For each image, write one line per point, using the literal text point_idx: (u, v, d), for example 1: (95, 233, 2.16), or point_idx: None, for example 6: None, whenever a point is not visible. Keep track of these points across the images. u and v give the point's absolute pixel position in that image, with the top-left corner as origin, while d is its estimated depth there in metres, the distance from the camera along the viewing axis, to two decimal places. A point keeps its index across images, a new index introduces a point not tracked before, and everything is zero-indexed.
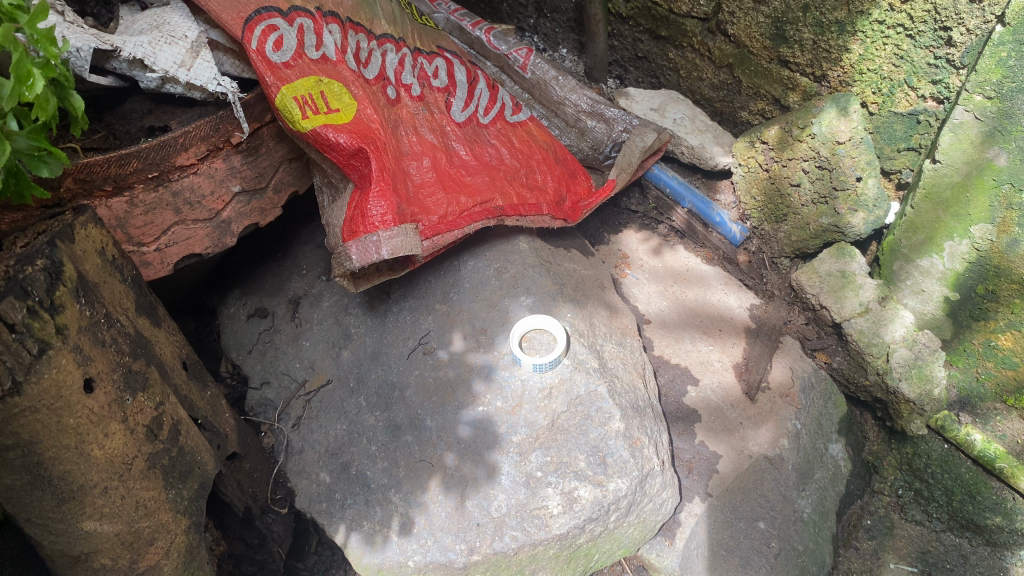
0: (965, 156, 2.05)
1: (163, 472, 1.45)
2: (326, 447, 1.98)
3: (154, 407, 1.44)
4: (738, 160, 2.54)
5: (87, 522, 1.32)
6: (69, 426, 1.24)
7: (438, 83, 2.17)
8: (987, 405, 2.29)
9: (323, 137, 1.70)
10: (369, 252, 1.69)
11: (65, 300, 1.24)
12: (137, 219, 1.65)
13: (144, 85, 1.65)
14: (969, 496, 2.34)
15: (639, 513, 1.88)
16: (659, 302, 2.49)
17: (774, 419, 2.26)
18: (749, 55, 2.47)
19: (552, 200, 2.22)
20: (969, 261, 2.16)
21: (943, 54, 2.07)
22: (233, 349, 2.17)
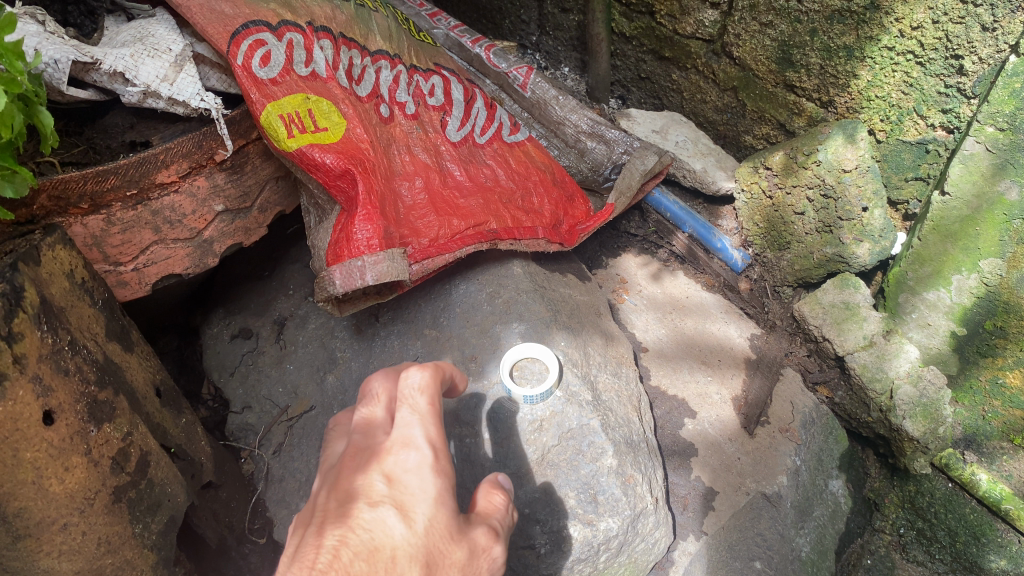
0: (974, 189, 1.99)
1: (129, 506, 1.38)
2: (307, 476, 1.93)
3: (121, 438, 1.37)
4: (741, 186, 2.46)
5: (44, 561, 1.24)
6: (25, 460, 1.17)
7: (434, 101, 2.10)
8: (992, 444, 2.22)
9: (309, 157, 1.64)
10: (353, 277, 1.63)
11: (24, 328, 1.17)
12: (114, 238, 1.59)
13: (126, 100, 1.60)
14: (973, 538, 2.27)
15: (630, 553, 1.83)
16: (656, 329, 2.43)
17: (773, 455, 2.19)
18: (754, 79, 2.41)
19: (548, 224, 2.15)
20: (978, 296, 2.09)
21: (954, 83, 2.00)
22: (215, 372, 2.12)
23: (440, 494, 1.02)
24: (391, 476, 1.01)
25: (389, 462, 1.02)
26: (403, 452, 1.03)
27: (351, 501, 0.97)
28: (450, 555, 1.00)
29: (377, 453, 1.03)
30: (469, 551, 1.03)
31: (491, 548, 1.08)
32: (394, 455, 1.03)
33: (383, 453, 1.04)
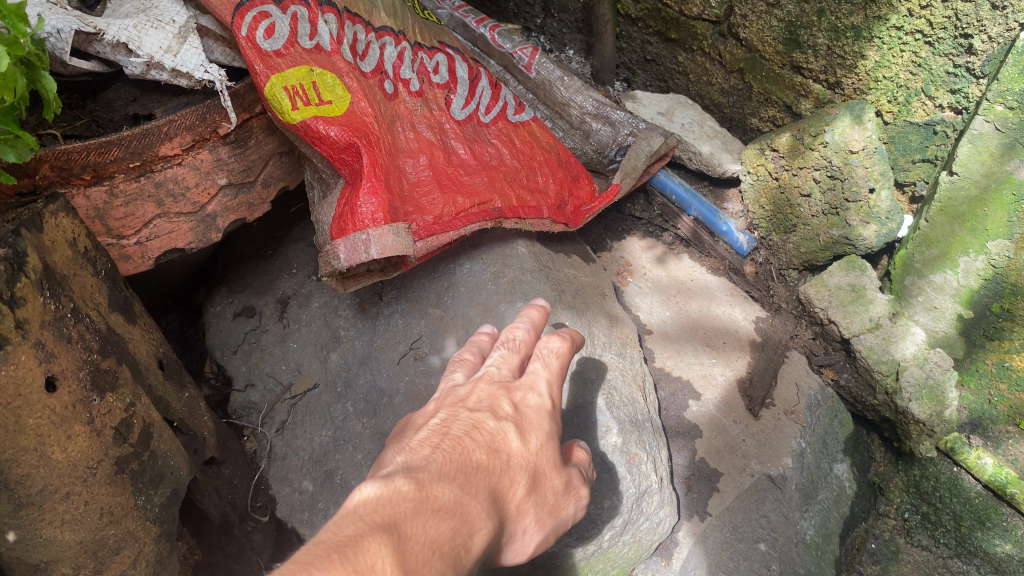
0: (983, 169, 1.97)
1: (132, 477, 1.37)
2: (309, 454, 1.93)
3: (124, 408, 1.36)
4: (747, 168, 2.45)
5: (46, 530, 1.24)
6: (27, 426, 1.16)
7: (439, 79, 2.09)
8: (998, 427, 2.20)
9: (314, 130, 1.63)
10: (358, 251, 1.62)
11: (26, 293, 1.16)
12: (117, 210, 1.58)
13: (130, 71, 1.58)
14: (978, 522, 2.25)
15: (634, 532, 1.84)
16: (661, 312, 2.41)
17: (778, 437, 2.18)
18: (761, 60, 2.40)
19: (553, 203, 2.13)
20: (985, 278, 2.07)
21: (962, 62, 1.99)
22: (217, 349, 2.11)
23: (551, 433, 1.12)
24: (515, 404, 1.13)
25: (516, 395, 1.14)
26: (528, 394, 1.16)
27: (478, 410, 1.09)
28: (549, 481, 1.10)
29: (508, 385, 1.16)
30: (563, 489, 1.12)
31: (579, 496, 1.16)
32: (519, 394, 1.15)
33: (511, 387, 1.16)
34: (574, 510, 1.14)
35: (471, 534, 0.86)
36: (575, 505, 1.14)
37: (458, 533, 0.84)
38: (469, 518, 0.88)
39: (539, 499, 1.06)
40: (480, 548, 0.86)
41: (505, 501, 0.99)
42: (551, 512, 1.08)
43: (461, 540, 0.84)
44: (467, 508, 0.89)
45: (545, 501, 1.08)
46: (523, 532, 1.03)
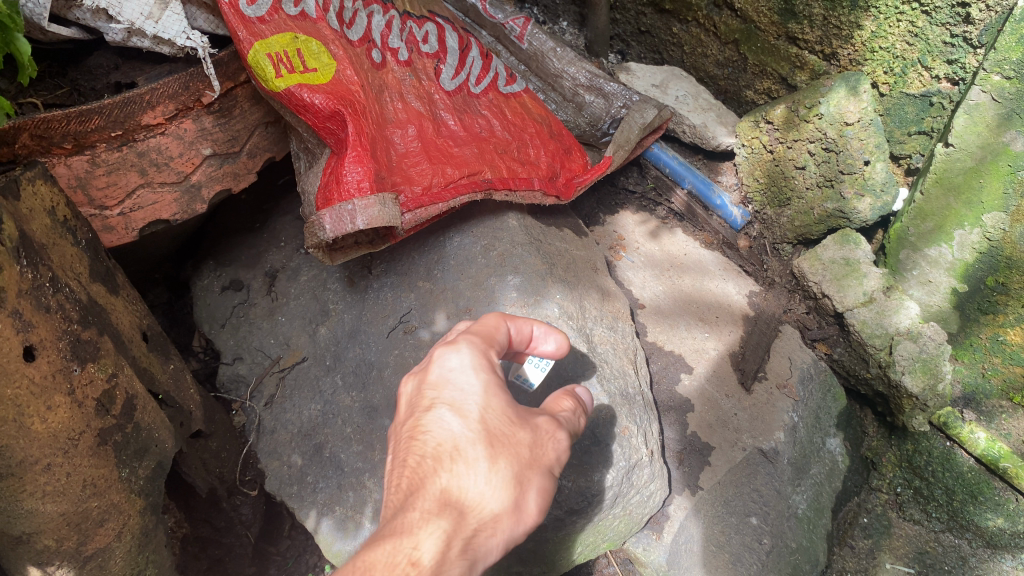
0: (979, 140, 1.94)
1: (115, 449, 1.36)
2: (299, 428, 1.90)
3: (106, 379, 1.35)
4: (741, 141, 2.43)
5: (28, 501, 1.22)
6: (6, 397, 1.14)
7: (428, 48, 2.06)
8: (992, 402, 2.20)
9: (298, 97, 1.60)
10: (344, 222, 1.58)
11: (2, 261, 1.14)
12: (99, 180, 1.55)
13: (110, 38, 1.56)
14: (970, 496, 2.25)
15: (625, 505, 1.85)
16: (653, 286, 2.39)
17: (771, 411, 2.17)
18: (756, 31, 2.36)
19: (544, 175, 2.10)
20: (979, 252, 2.06)
21: (959, 32, 1.95)
22: (205, 323, 2.10)
23: (487, 389, 1.12)
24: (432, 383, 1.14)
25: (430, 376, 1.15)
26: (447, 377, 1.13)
27: (408, 420, 1.12)
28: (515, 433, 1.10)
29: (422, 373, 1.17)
30: (534, 433, 1.12)
31: (558, 433, 1.15)
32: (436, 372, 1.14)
33: (428, 369, 1.17)
34: (559, 450, 1.14)
35: (416, 546, 0.93)
36: (555, 443, 1.13)
37: (398, 553, 0.91)
38: (411, 535, 0.94)
39: (507, 457, 1.07)
40: (430, 554, 0.92)
41: (460, 485, 1.02)
42: (532, 461, 1.09)
43: (402, 559, 0.91)
44: (407, 527, 0.95)
45: (514, 451, 1.08)
46: (497, 503, 1.03)
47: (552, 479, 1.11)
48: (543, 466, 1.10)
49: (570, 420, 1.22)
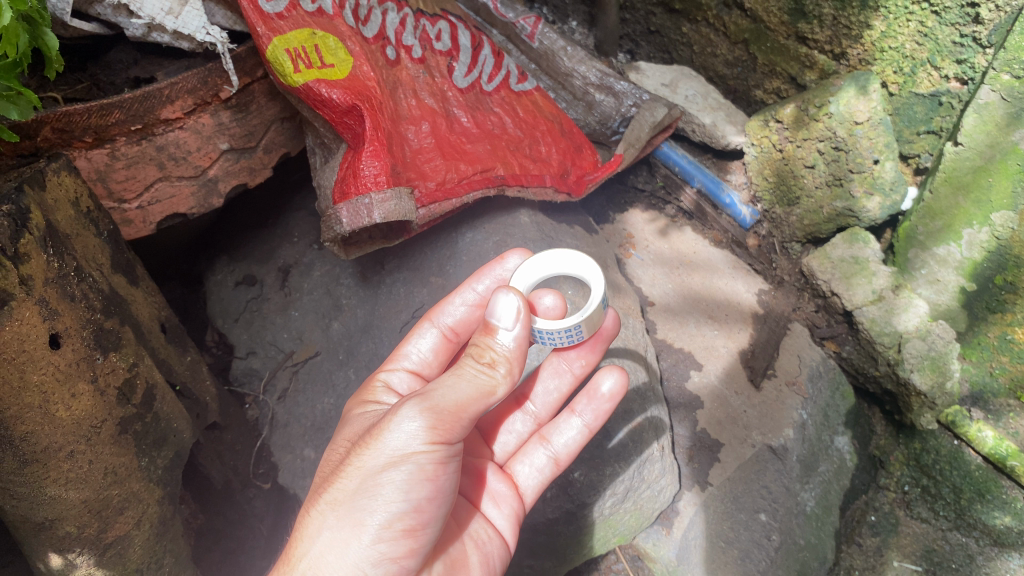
0: (987, 139, 1.96)
1: (135, 438, 1.38)
2: (312, 422, 1.95)
3: (127, 368, 1.37)
4: (751, 140, 2.43)
5: (51, 488, 1.23)
6: (32, 383, 1.15)
7: (441, 46, 2.07)
8: (999, 401, 2.14)
9: (316, 92, 1.62)
10: (361, 216, 1.62)
11: (30, 250, 1.16)
12: (118, 173, 1.57)
13: (131, 33, 1.57)
14: (978, 495, 2.20)
15: (635, 500, 1.89)
16: (663, 284, 2.42)
17: (780, 408, 2.18)
18: (766, 31, 2.37)
19: (555, 172, 2.12)
20: (988, 250, 2.04)
21: (969, 32, 1.94)
22: (219, 318, 2.13)
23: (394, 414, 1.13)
24: None
25: None
26: (362, 404, 1.30)
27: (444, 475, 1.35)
28: None
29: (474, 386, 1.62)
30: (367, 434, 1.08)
31: (399, 412, 1.03)
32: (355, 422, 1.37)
33: None
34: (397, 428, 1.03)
35: None
36: (394, 432, 1.02)
37: None
38: None
39: (326, 487, 1.06)
40: None
41: None
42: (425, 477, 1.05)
43: None
44: None
45: None
46: (326, 534, 1.02)
47: (399, 469, 1.02)
48: (374, 462, 1.03)
49: (479, 369, 1.06)
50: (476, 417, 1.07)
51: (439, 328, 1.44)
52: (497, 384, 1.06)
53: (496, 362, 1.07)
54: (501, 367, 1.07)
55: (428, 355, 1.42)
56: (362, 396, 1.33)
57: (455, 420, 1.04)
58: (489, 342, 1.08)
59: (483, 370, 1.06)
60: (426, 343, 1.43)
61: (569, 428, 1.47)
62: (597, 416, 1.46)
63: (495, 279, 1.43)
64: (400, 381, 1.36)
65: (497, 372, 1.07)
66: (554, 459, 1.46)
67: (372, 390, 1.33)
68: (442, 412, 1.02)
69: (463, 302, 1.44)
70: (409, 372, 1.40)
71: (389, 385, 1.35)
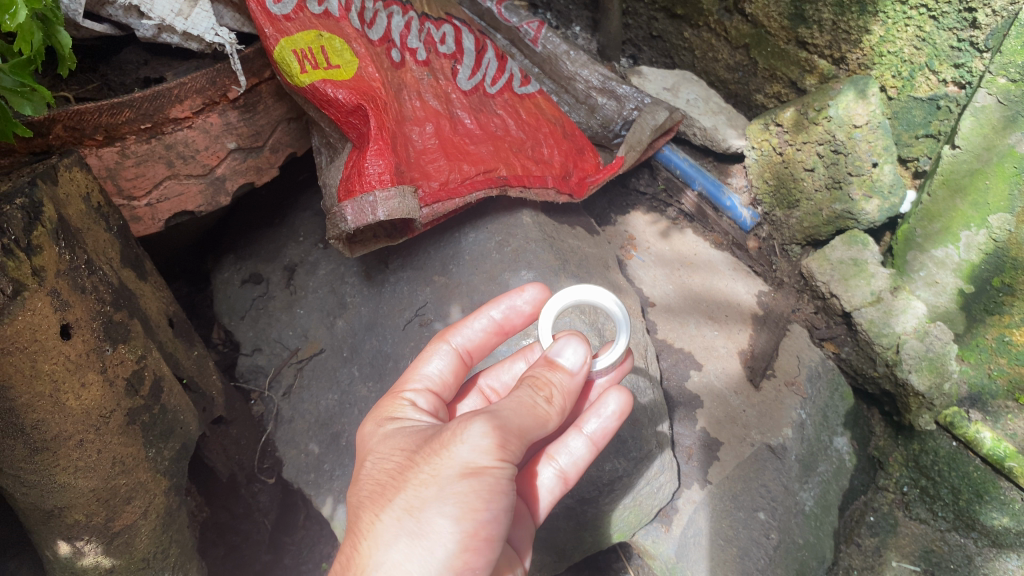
0: (985, 142, 1.96)
1: (143, 429, 1.41)
2: (316, 417, 1.98)
3: (135, 360, 1.40)
4: (752, 143, 2.45)
5: (61, 475, 1.26)
6: (43, 372, 1.18)
7: (445, 49, 2.11)
8: (997, 403, 2.15)
9: (322, 92, 1.65)
10: (365, 213, 1.64)
11: (43, 242, 1.19)
12: (128, 170, 1.60)
13: (141, 34, 1.60)
14: (976, 496, 2.21)
15: (635, 496, 1.91)
16: (663, 285, 2.44)
17: (778, 408, 2.21)
18: (766, 36, 2.40)
19: (557, 174, 2.15)
20: (985, 252, 2.05)
21: (967, 37, 1.96)
22: (225, 315, 2.16)
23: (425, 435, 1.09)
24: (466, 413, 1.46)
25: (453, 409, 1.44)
26: (391, 420, 1.19)
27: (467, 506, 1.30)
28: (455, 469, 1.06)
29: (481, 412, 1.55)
30: (431, 445, 1.03)
31: (469, 424, 1.00)
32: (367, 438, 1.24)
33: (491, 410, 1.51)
34: (470, 440, 0.98)
35: None
36: (464, 442, 0.99)
37: None
38: None
39: (393, 497, 1.00)
40: None
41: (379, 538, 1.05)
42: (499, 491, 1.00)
43: None
44: None
45: None
46: (405, 543, 0.97)
47: (475, 480, 0.98)
48: (448, 471, 0.98)
49: (539, 396, 1.09)
50: (535, 439, 1.07)
51: (456, 349, 1.36)
52: (553, 412, 1.10)
53: (557, 396, 1.12)
54: (557, 400, 1.12)
55: (443, 374, 1.34)
56: (383, 411, 1.22)
57: (521, 441, 1.03)
58: (552, 378, 1.13)
59: (544, 397, 1.10)
60: (441, 362, 1.34)
61: (576, 446, 1.36)
62: (603, 428, 1.35)
63: (510, 307, 1.41)
64: (425, 401, 1.28)
65: (554, 404, 1.10)
66: (562, 475, 1.35)
67: (396, 407, 1.23)
68: (509, 430, 1.01)
69: (480, 326, 1.39)
70: (426, 393, 1.30)
71: (415, 404, 1.25)
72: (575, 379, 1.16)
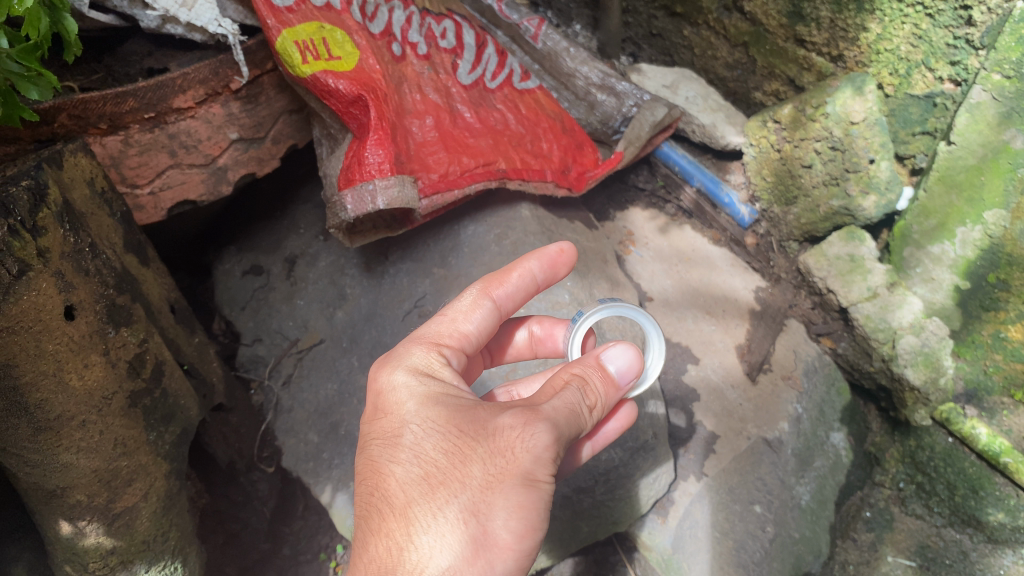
0: (980, 138, 1.97)
1: (143, 413, 1.43)
2: (315, 407, 2.00)
3: (137, 343, 1.42)
4: (750, 140, 2.47)
5: (64, 455, 1.27)
6: (47, 352, 1.20)
7: (446, 44, 2.13)
8: (994, 399, 2.17)
9: (323, 83, 1.67)
10: (364, 202, 1.67)
11: (47, 223, 1.21)
12: (131, 159, 1.62)
13: (145, 25, 1.64)
14: (972, 491, 2.18)
15: (630, 487, 1.93)
16: (662, 280, 2.50)
17: (775, 401, 2.23)
18: (765, 34, 2.41)
19: (556, 168, 2.16)
20: (981, 248, 2.06)
21: (962, 34, 1.96)
22: (226, 306, 2.18)
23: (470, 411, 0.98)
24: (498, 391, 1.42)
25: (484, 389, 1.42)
26: (423, 375, 1.03)
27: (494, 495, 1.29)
28: None
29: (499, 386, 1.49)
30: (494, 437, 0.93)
31: (533, 429, 0.93)
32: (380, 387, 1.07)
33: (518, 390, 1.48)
34: (537, 451, 0.92)
35: None
36: (530, 448, 0.92)
37: None
38: None
39: (455, 493, 0.90)
40: None
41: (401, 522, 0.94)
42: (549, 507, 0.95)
43: None
44: None
45: None
46: (461, 552, 0.87)
47: (534, 492, 0.92)
48: (512, 476, 0.91)
49: (588, 401, 1.03)
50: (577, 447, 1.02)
51: (498, 309, 1.16)
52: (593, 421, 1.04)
53: (602, 405, 1.06)
54: (599, 406, 1.05)
55: (481, 333, 1.14)
56: (414, 359, 1.06)
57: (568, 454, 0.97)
58: (609, 395, 1.08)
59: (591, 404, 1.03)
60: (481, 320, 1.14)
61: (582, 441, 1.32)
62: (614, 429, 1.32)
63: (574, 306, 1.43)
64: (461, 354, 1.12)
65: (596, 412, 1.04)
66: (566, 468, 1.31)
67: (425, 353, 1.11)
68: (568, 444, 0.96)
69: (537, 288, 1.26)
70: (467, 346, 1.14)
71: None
72: (619, 388, 1.10)
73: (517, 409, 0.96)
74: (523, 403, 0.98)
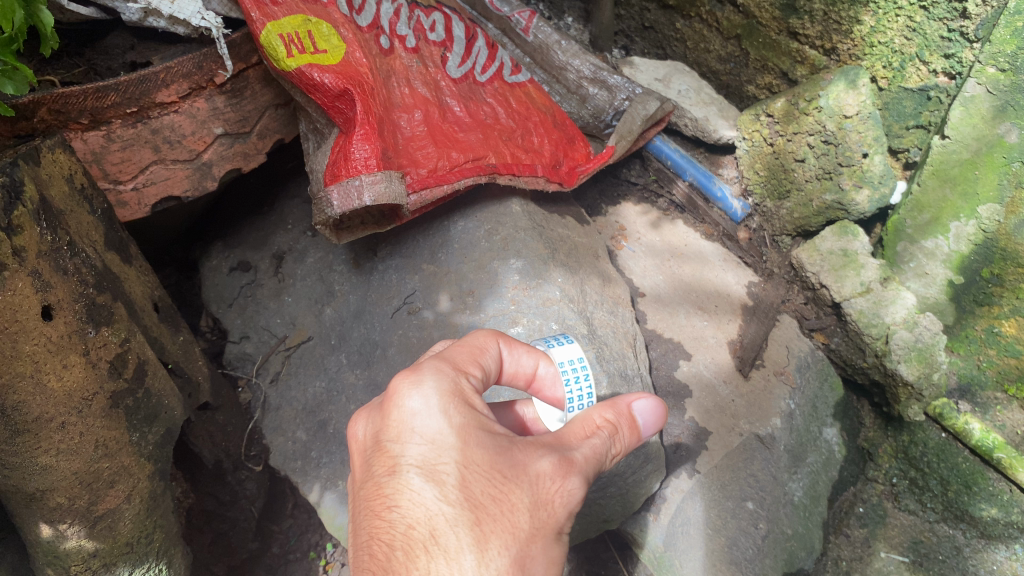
0: (974, 132, 1.95)
1: (125, 413, 1.40)
2: (304, 405, 1.98)
3: (119, 343, 1.39)
4: (742, 134, 2.45)
5: (43, 457, 1.25)
6: (24, 353, 1.18)
7: (435, 37, 2.10)
8: (987, 394, 2.14)
9: (308, 77, 1.65)
10: (351, 198, 1.64)
11: (23, 222, 1.18)
12: (114, 154, 1.59)
13: (127, 17, 1.60)
14: (965, 487, 2.19)
15: (621, 485, 1.91)
16: (654, 276, 2.46)
17: (767, 398, 2.22)
18: (758, 26, 2.38)
19: (547, 163, 2.14)
20: (975, 243, 2.04)
21: (957, 27, 1.94)
22: (213, 303, 2.15)
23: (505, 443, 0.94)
24: None
25: None
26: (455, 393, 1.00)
27: None
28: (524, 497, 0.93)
29: None
30: (536, 486, 0.90)
31: (567, 481, 0.92)
32: (398, 413, 0.92)
33: None
34: (571, 506, 0.92)
35: None
36: (564, 502, 0.91)
37: None
38: None
39: (505, 543, 0.85)
40: None
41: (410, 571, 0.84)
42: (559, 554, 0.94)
43: None
44: None
45: None
46: None
47: (559, 545, 0.91)
48: (550, 531, 0.90)
49: (611, 450, 1.01)
50: None
51: None
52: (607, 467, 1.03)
53: (621, 453, 1.05)
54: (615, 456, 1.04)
55: None
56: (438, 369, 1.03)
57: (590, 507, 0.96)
58: (633, 444, 1.06)
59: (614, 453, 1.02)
60: None
61: None
62: None
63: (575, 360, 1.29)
64: None
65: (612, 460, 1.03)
66: None
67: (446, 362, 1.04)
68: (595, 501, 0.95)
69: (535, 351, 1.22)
70: None
71: None
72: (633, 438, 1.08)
73: (557, 457, 0.93)
74: (557, 446, 0.95)
